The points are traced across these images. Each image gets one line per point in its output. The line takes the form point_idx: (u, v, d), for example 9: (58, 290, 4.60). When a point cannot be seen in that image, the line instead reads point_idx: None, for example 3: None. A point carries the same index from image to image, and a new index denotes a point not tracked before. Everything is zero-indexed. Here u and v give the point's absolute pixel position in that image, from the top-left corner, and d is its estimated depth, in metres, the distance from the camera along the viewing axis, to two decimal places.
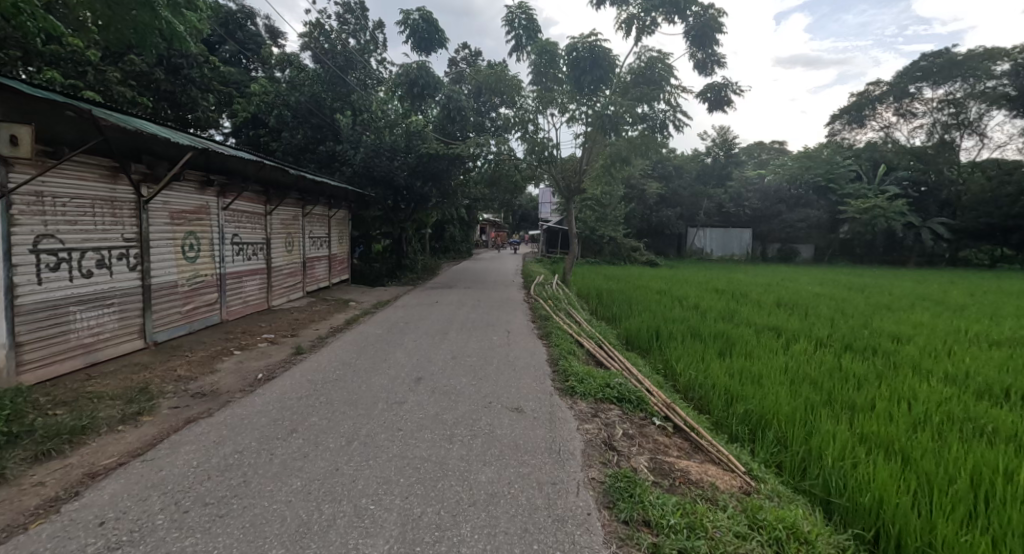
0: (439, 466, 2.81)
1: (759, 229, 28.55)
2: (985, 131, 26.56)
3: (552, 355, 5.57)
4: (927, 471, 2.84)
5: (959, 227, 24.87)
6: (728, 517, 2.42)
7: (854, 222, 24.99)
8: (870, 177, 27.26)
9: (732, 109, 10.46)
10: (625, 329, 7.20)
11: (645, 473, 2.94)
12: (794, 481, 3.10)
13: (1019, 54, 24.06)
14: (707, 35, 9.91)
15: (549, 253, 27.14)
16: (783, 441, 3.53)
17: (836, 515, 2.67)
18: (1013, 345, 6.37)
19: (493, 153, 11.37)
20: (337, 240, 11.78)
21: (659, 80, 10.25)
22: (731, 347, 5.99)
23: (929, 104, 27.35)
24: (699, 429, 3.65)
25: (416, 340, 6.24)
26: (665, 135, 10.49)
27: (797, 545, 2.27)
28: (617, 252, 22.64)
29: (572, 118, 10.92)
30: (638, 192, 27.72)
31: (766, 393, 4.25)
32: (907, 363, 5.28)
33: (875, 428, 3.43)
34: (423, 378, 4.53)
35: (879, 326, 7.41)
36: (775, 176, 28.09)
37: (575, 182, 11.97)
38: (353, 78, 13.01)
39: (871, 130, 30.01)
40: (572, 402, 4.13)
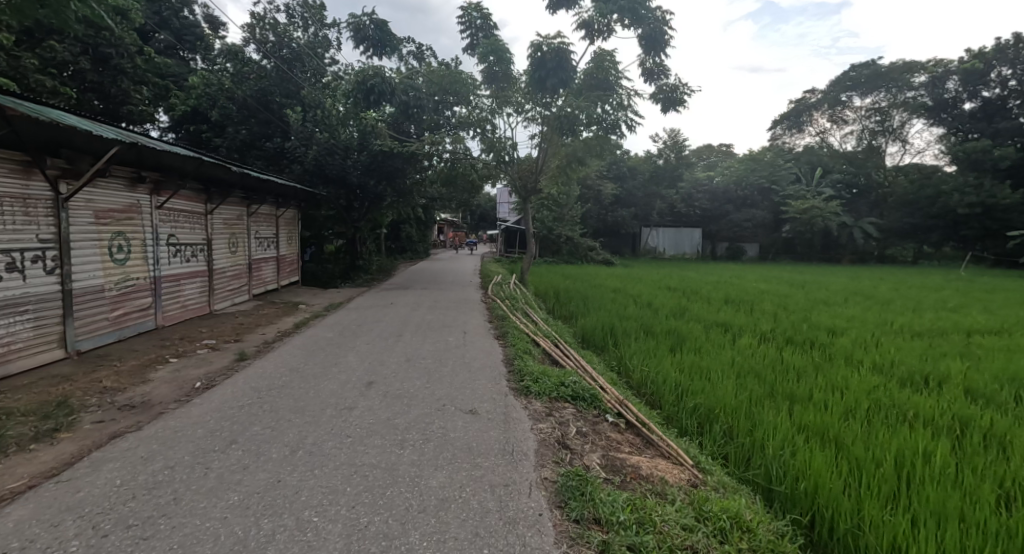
0: (389, 472, 2.74)
1: (708, 228, 29.69)
2: (907, 138, 28.80)
3: (508, 355, 5.57)
4: (857, 456, 3.01)
5: (886, 227, 26.75)
6: (674, 510, 2.48)
7: (795, 222, 26.34)
8: (808, 180, 28.82)
9: (685, 109, 10.74)
10: (582, 327, 7.30)
11: (597, 470, 2.97)
12: (739, 471, 3.22)
13: (935, 67, 26.42)
14: (659, 41, 10.16)
15: (507, 253, 27.18)
16: (729, 433, 3.66)
17: (775, 502, 2.79)
18: (933, 335, 6.88)
19: (449, 152, 11.26)
20: (285, 240, 11.35)
21: (611, 83, 10.45)
22: (683, 343, 6.18)
23: (858, 112, 29.43)
24: (649, 424, 3.73)
25: (369, 343, 6.09)
26: (619, 135, 10.64)
27: (739, 534, 2.35)
28: (574, 252, 22.95)
29: (528, 118, 10.99)
30: (593, 193, 27.90)
31: (713, 387, 4.41)
32: (841, 354, 5.61)
33: (811, 417, 3.61)
34: (375, 382, 4.42)
35: (816, 320, 7.84)
36: (722, 178, 29.25)
37: (531, 182, 12.01)
38: (302, 73, 12.58)
39: (808, 135, 31.87)
40: (527, 401, 4.13)
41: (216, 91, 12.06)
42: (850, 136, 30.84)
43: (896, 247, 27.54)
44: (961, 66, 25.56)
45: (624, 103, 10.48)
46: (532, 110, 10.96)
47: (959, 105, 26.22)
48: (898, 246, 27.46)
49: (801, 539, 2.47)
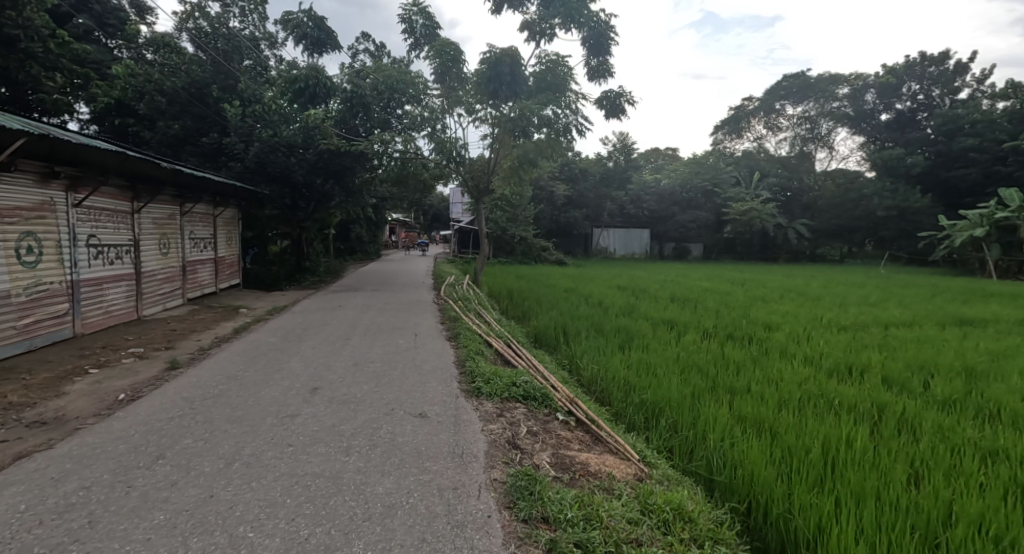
0: (333, 481, 2.64)
1: (656, 229, 30.61)
2: (834, 145, 30.96)
3: (460, 356, 5.53)
4: (789, 444, 3.18)
5: (817, 227, 28.51)
6: (620, 505, 2.53)
7: (736, 223, 27.63)
8: (747, 183, 30.33)
9: (626, 117, 11.08)
10: (534, 326, 7.34)
11: (547, 469, 2.99)
12: (683, 463, 3.33)
13: (856, 80, 28.69)
14: (603, 44, 10.41)
15: (461, 253, 26.95)
16: (673, 426, 3.78)
17: (716, 491, 2.90)
18: (856, 328, 7.40)
19: (399, 151, 11.06)
20: (224, 241, 10.78)
21: (560, 85, 10.57)
22: (632, 340, 6.33)
23: (791, 119, 31.39)
24: (599, 421, 3.79)
25: (315, 347, 5.88)
26: (569, 138, 10.79)
27: (681, 524, 2.43)
28: (527, 252, 23.07)
29: (479, 119, 10.95)
30: (546, 194, 27.99)
31: (659, 382, 4.55)
32: (777, 348, 5.92)
33: (749, 409, 3.79)
34: (320, 388, 4.26)
35: (755, 316, 8.25)
36: (669, 180, 30.28)
37: (484, 182, 11.97)
38: (240, 65, 12.02)
39: (747, 140, 33.58)
40: (477, 402, 4.10)
41: (143, 83, 11.27)
42: (784, 141, 32.78)
43: (826, 247, 29.38)
44: (878, 79, 27.73)
45: (573, 107, 10.63)
46: (483, 110, 10.92)
47: (876, 116, 28.41)
48: (828, 246, 29.32)
49: (738, 526, 2.58)
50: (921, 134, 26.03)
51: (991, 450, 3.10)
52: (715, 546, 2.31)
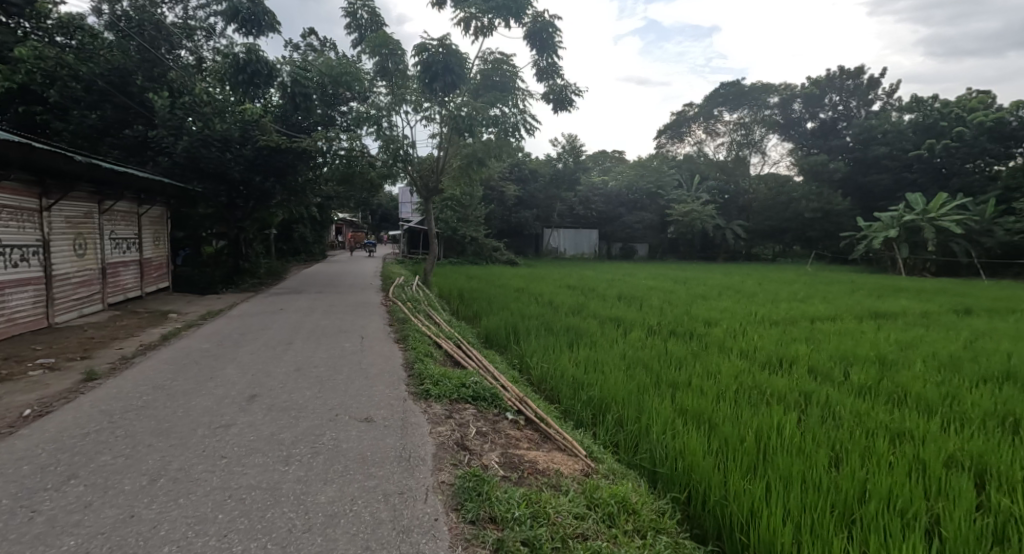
0: (271, 493, 2.52)
1: (604, 230, 31.25)
2: (766, 150, 32.80)
3: (409, 358, 5.41)
4: (726, 434, 3.34)
5: (753, 228, 30.03)
6: (567, 501, 2.56)
7: (679, 224, 28.68)
8: (688, 185, 31.57)
9: (574, 108, 11.23)
10: (485, 327, 7.32)
11: (495, 469, 2.98)
12: (628, 456, 3.42)
13: (784, 90, 30.78)
14: (546, 41, 10.53)
15: (410, 254, 26.46)
16: (619, 421, 3.88)
17: (659, 483, 3.00)
18: (786, 323, 7.87)
19: (344, 149, 10.73)
20: (150, 242, 10.08)
21: (506, 85, 10.69)
22: (580, 339, 6.43)
23: (728, 125, 33.06)
24: (547, 419, 3.82)
25: (253, 353, 5.59)
26: (518, 137, 10.81)
27: (625, 516, 2.49)
28: (478, 252, 23.00)
29: (427, 117, 10.77)
30: (497, 194, 27.82)
31: (605, 379, 4.65)
32: (715, 343, 6.21)
33: (690, 402, 3.94)
34: (258, 396, 4.07)
35: (696, 312, 8.62)
36: (616, 183, 31.01)
37: (433, 181, 11.82)
38: (168, 55, 11.31)
39: (688, 144, 34.99)
40: (426, 405, 4.04)
41: (55, 69, 10.36)
42: (721, 146, 34.43)
43: (760, 246, 31.03)
44: (803, 90, 30.03)
45: (520, 106, 10.67)
46: (431, 108, 10.72)
47: (802, 124, 30.82)
48: (762, 246, 30.96)
49: (679, 514, 2.67)
50: (841, 143, 28.34)
51: (899, 430, 3.38)
52: (657, 535, 2.38)
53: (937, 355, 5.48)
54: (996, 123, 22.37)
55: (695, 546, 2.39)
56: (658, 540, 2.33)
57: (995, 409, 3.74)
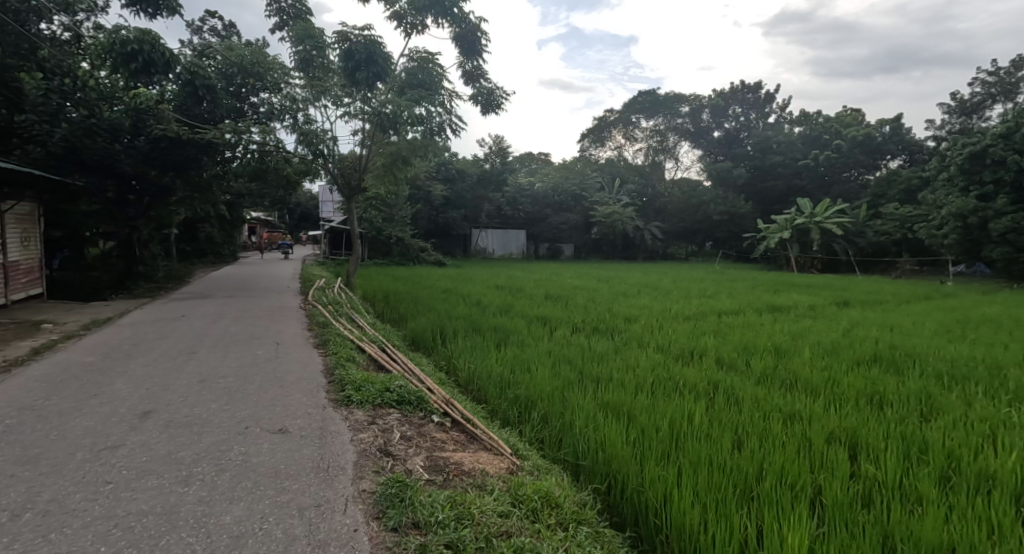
0: (167, 517, 2.31)
1: (532, 230, 31.66)
2: (680, 156, 34.93)
3: (329, 364, 5.16)
4: (643, 424, 3.51)
5: (668, 229, 31.73)
6: (492, 500, 2.56)
7: (602, 226, 29.98)
8: (610, 188, 32.83)
9: (503, 112, 11.28)
10: (411, 329, 7.15)
11: (420, 473, 2.92)
12: (552, 452, 3.50)
13: (694, 100, 32.98)
14: (474, 44, 10.52)
15: (332, 255, 25.33)
16: (544, 417, 3.95)
17: (581, 475, 3.09)
18: (698, 317, 8.41)
19: (256, 142, 10.02)
20: (19, 243, 8.89)
21: (432, 83, 10.52)
22: (508, 338, 6.49)
23: (645, 131, 34.86)
24: (474, 420, 3.80)
25: (148, 365, 5.10)
26: (444, 138, 10.66)
27: (548, 510, 2.54)
28: (405, 253, 22.42)
29: (348, 112, 10.36)
30: (423, 194, 27.25)
31: (531, 377, 4.72)
32: (634, 338, 6.51)
33: (611, 396, 4.09)
34: (154, 412, 3.71)
35: (617, 309, 8.99)
36: (542, 185, 31.60)
37: (355, 180, 11.38)
38: (40, 31, 10.02)
39: (609, 148, 36.44)
40: (347, 411, 3.89)
41: None
42: (639, 151, 36.23)
43: (675, 246, 32.83)
44: (709, 101, 32.39)
45: (446, 106, 10.54)
46: (352, 103, 10.39)
47: (710, 132, 33.20)
48: (677, 246, 32.78)
49: (599, 504, 2.77)
50: (743, 151, 30.78)
51: (791, 412, 3.72)
52: (579, 526, 2.45)
53: (821, 343, 6.11)
54: (865, 139, 26.43)
55: (615, 534, 2.47)
56: (580, 530, 2.40)
57: (866, 389, 4.21)
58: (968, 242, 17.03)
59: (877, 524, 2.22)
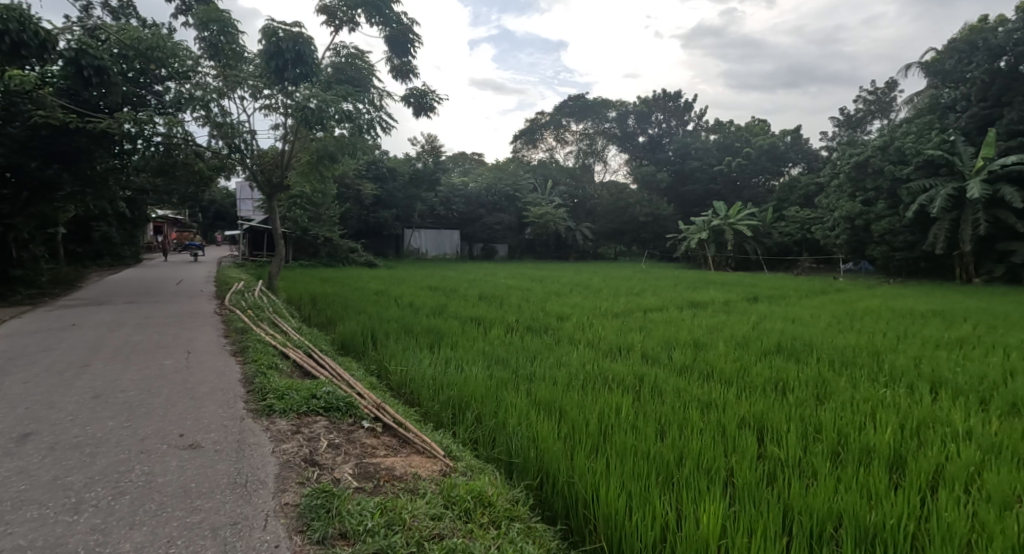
0: (51, 550, 2.09)
1: (465, 231, 31.58)
2: (608, 159, 36.20)
3: (248, 373, 4.85)
4: (573, 419, 3.62)
5: (598, 230, 32.64)
6: (424, 503, 2.54)
7: (535, 227, 30.49)
8: (543, 189, 33.41)
9: (435, 115, 11.17)
10: (340, 332, 6.91)
11: (348, 481, 2.84)
12: (485, 450, 3.52)
13: (621, 106, 34.44)
14: (406, 44, 10.35)
15: (251, 256, 23.88)
16: (478, 417, 3.97)
17: (514, 473, 3.14)
18: (625, 314, 8.77)
19: (161, 135, 9.22)
20: None
21: (361, 81, 10.26)
22: (441, 339, 6.45)
23: (575, 134, 35.87)
24: (406, 423, 3.75)
25: (30, 381, 4.58)
26: (374, 136, 10.32)
27: (481, 509, 2.56)
28: (333, 254, 21.56)
29: (268, 105, 9.85)
30: (352, 193, 25.90)
31: (465, 379, 4.71)
32: (566, 336, 6.68)
33: (544, 393, 4.18)
34: (36, 434, 3.34)
35: (549, 308, 9.20)
36: (476, 185, 31.60)
37: (277, 177, 10.83)
38: None
39: (540, 150, 37.10)
40: (268, 422, 3.70)
41: None
42: (569, 154, 37.24)
43: (606, 246, 33.97)
44: (634, 108, 33.96)
45: (377, 104, 10.29)
46: (272, 96, 9.87)
47: (635, 137, 34.78)
48: (606, 246, 33.84)
49: (531, 500, 2.83)
50: (665, 156, 32.46)
51: (707, 401, 3.97)
52: (511, 523, 2.49)
53: (734, 336, 6.57)
54: (771, 147, 29.18)
55: (546, 528, 2.54)
56: (512, 527, 2.44)
57: (772, 377, 4.59)
58: (854, 242, 19.01)
59: (777, 499, 2.43)
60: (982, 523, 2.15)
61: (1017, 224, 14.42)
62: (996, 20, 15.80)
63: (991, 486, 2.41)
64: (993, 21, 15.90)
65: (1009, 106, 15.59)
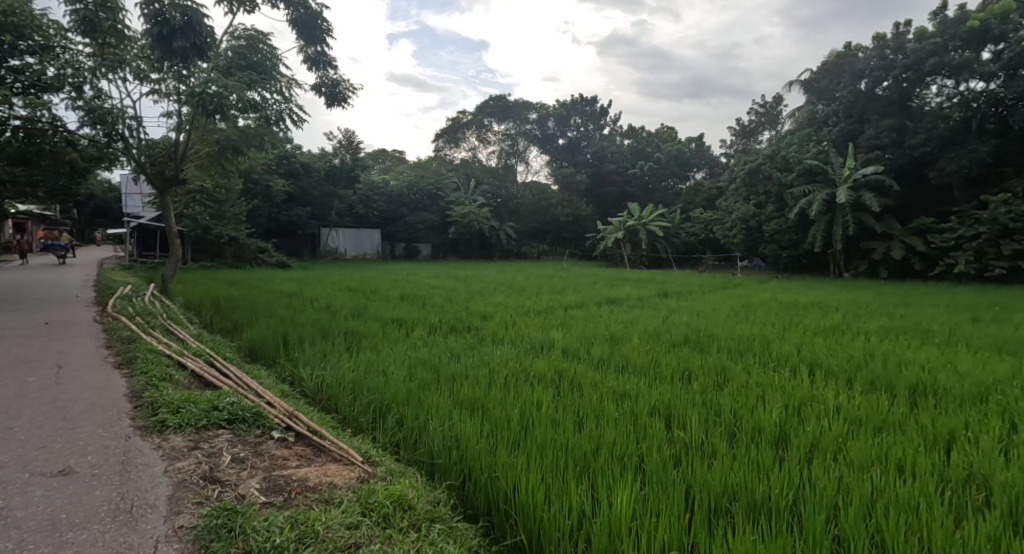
0: None
1: (386, 230, 30.83)
2: (530, 160, 36.85)
3: (136, 387, 4.38)
4: (496, 417, 3.64)
5: (521, 230, 33.06)
6: (339, 513, 2.45)
7: (458, 225, 30.38)
8: (466, 188, 33.36)
9: (349, 106, 10.74)
10: (248, 339, 6.46)
11: (255, 496, 2.67)
12: (408, 453, 3.45)
13: (541, 108, 35.23)
14: (316, 31, 9.87)
15: (143, 257, 21.66)
16: (399, 420, 3.88)
17: (436, 474, 3.10)
18: (545, 312, 8.94)
19: (24, 118, 8.12)
20: None
21: (266, 67, 9.62)
22: (361, 342, 6.25)
23: (497, 135, 36.13)
24: (321, 431, 3.58)
25: None
26: (283, 127, 9.73)
27: (401, 514, 2.51)
28: (240, 254, 20.12)
29: (158, 91, 9.01)
30: (262, 189, 23.93)
31: (386, 382, 4.57)
32: (489, 335, 6.72)
33: (467, 393, 4.16)
34: None
35: (473, 307, 9.20)
36: (396, 182, 30.89)
37: (170, 170, 9.92)
38: None
39: (463, 149, 36.98)
40: (161, 439, 3.38)
41: None
42: (492, 154, 37.43)
43: (528, 246, 34.51)
44: (554, 111, 34.91)
45: (285, 94, 9.71)
46: (162, 81, 9.04)
47: (555, 139, 35.74)
48: (529, 245, 34.36)
49: (452, 500, 2.80)
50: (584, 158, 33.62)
51: (622, 392, 4.16)
52: (432, 525, 2.46)
53: (647, 329, 6.93)
54: (678, 153, 31.18)
55: (468, 526, 2.54)
56: (432, 529, 2.41)
57: (680, 366, 4.89)
58: (749, 241, 20.78)
59: (683, 480, 2.60)
60: (848, 486, 2.43)
61: (877, 226, 16.50)
62: (857, 47, 17.92)
63: (855, 453, 2.73)
64: (854, 48, 18.01)
65: (868, 123, 17.74)
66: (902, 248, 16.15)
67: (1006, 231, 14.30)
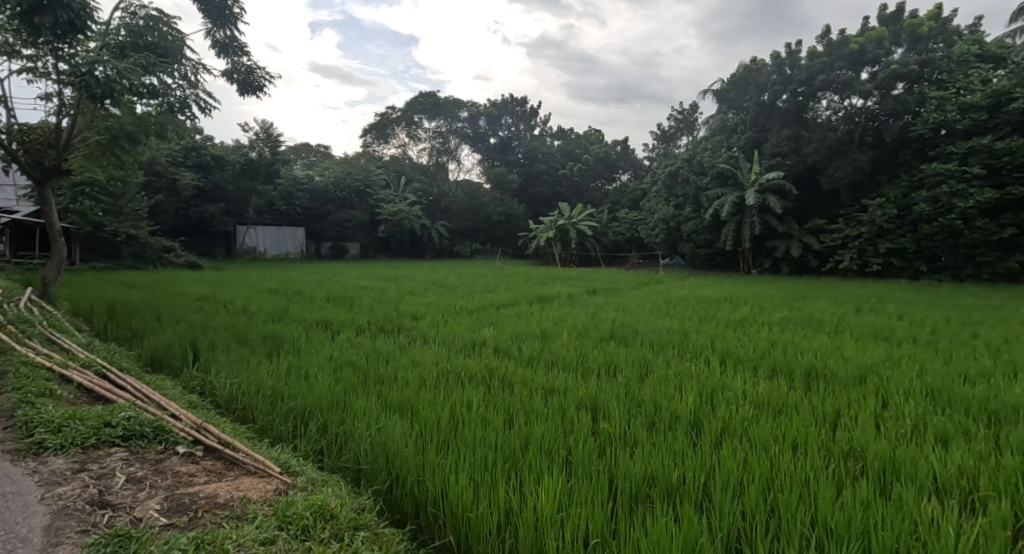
0: None
1: (311, 228, 29.46)
2: (461, 159, 36.65)
3: (7, 405, 3.87)
4: (424, 418, 3.57)
5: (453, 228, 32.85)
6: (252, 528, 2.29)
7: (388, 224, 29.62)
8: (395, 186, 32.59)
9: (264, 95, 10.12)
10: (151, 346, 5.92)
11: (153, 519, 2.44)
12: (332, 460, 3.30)
13: (472, 107, 35.16)
14: (225, 13, 9.20)
15: (20, 260, 19.17)
16: (322, 427, 3.70)
17: (362, 479, 2.99)
18: (477, 311, 8.89)
19: None
20: None
21: (168, 50, 8.84)
22: (281, 346, 5.91)
23: (428, 132, 35.60)
24: (234, 443, 3.35)
25: None
26: (188, 115, 8.98)
27: (322, 524, 2.40)
28: (141, 254, 18.43)
29: (34, 70, 8.03)
30: (167, 181, 21.90)
31: (309, 387, 4.36)
32: (420, 335, 6.58)
33: (395, 395, 4.06)
34: None
35: (403, 308, 8.99)
36: (321, 178, 29.62)
37: (51, 160, 8.87)
38: None
39: (392, 145, 36.13)
40: (39, 463, 3.01)
41: None
42: (423, 151, 36.86)
43: (460, 245, 34.31)
44: (485, 110, 34.92)
45: (189, 79, 8.96)
46: (40, 58, 8.06)
47: (486, 138, 35.76)
48: (462, 245, 34.16)
49: (379, 506, 2.72)
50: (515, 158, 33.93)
51: (550, 388, 4.24)
52: (355, 533, 2.37)
53: (575, 326, 7.09)
54: (604, 155, 32.23)
55: (394, 531, 2.47)
56: (355, 537, 2.33)
57: (606, 360, 5.06)
58: (669, 240, 21.97)
59: (606, 470, 2.68)
60: (751, 465, 2.62)
61: (779, 226, 18.02)
62: (760, 62, 19.35)
63: (760, 435, 2.95)
64: (758, 62, 19.43)
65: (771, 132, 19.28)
66: (800, 247, 17.82)
67: (882, 231, 16.09)
